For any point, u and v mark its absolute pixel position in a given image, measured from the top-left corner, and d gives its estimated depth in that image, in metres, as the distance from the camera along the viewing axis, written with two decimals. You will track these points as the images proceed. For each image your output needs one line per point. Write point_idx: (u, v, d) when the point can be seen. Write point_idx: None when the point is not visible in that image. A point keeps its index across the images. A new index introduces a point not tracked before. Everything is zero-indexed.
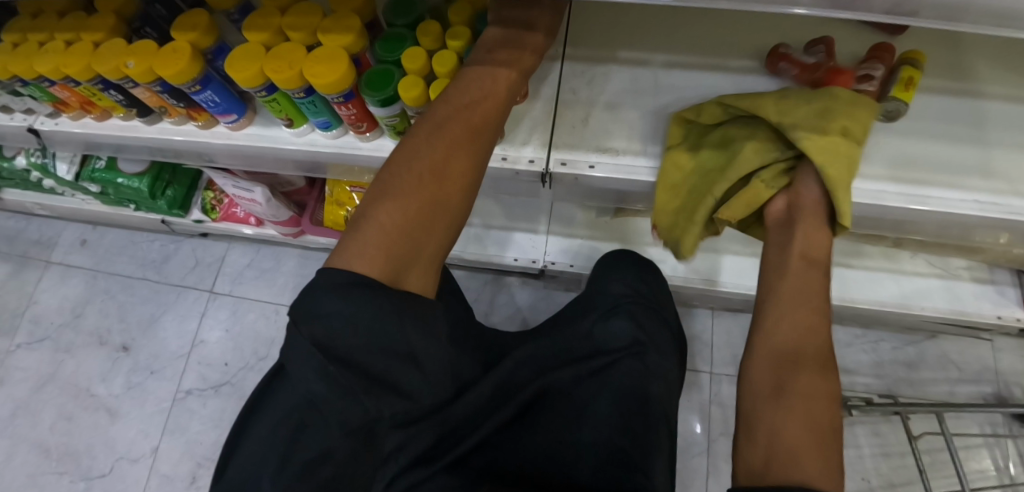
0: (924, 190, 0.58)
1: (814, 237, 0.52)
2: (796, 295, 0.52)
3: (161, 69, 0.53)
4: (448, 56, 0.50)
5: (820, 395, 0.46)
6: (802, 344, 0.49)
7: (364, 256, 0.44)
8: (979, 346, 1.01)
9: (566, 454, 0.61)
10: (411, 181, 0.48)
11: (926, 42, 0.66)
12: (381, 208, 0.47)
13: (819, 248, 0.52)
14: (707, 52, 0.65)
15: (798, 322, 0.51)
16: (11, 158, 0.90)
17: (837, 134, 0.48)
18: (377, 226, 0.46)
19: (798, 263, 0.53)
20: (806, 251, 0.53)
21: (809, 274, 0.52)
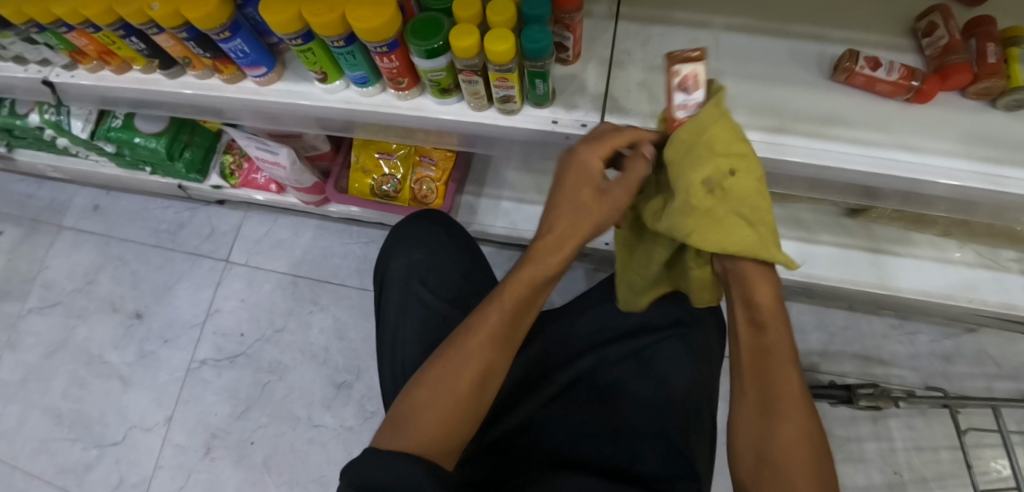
0: (1001, 170, 0.52)
1: (762, 297, 0.39)
2: (755, 350, 0.40)
3: (188, 11, 0.49)
4: (504, 4, 0.46)
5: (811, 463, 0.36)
6: (772, 396, 0.39)
7: (420, 437, 0.42)
8: (1020, 342, 0.96)
9: (582, 447, 0.57)
10: (472, 348, 0.45)
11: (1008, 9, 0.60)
12: (433, 378, 0.45)
13: (764, 299, 0.39)
14: (771, 19, 0.61)
15: (767, 377, 0.39)
16: (24, 115, 0.87)
17: (697, 195, 0.39)
18: (433, 399, 0.44)
19: (745, 319, 0.40)
20: (767, 299, 0.39)
21: (764, 331, 0.39)
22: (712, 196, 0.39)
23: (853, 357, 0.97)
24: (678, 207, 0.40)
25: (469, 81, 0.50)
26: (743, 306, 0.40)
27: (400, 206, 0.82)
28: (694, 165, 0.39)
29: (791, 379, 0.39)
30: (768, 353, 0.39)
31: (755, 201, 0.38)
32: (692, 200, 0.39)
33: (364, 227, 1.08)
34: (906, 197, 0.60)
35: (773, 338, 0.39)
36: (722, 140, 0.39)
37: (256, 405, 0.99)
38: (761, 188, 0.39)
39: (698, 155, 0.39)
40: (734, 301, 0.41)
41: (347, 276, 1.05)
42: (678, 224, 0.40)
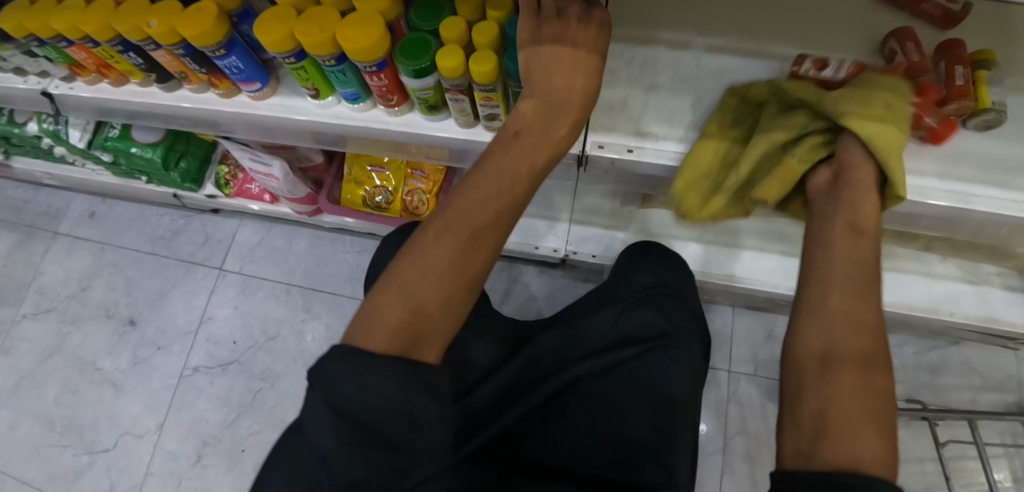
0: (971, 189, 0.55)
1: (868, 211, 0.40)
2: (851, 261, 0.39)
3: (184, 29, 0.50)
4: (489, 26, 0.47)
5: (880, 388, 0.33)
6: (852, 325, 0.36)
7: (389, 330, 0.36)
8: (1004, 354, 0.98)
9: (580, 460, 0.57)
10: (445, 233, 0.39)
11: (986, 28, 0.62)
12: (408, 265, 0.38)
13: (868, 216, 0.40)
14: (751, 40, 0.62)
15: (854, 293, 0.37)
16: (22, 124, 0.88)
17: (877, 98, 0.41)
18: (419, 287, 0.37)
19: (845, 224, 0.40)
20: (871, 219, 0.40)
21: (861, 239, 0.39)
22: (888, 106, 0.41)
23: None
24: (854, 95, 0.42)
25: (456, 100, 0.52)
26: (842, 223, 0.41)
27: (392, 217, 0.83)
28: (877, 84, 0.43)
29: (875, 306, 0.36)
30: (860, 268, 0.38)
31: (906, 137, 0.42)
32: (876, 97, 0.41)
33: (357, 236, 1.09)
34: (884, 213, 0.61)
35: (864, 250, 0.39)
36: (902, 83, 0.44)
37: (248, 412, 1.00)
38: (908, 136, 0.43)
39: (885, 81, 0.43)
40: (837, 214, 0.41)
41: (340, 285, 1.06)
42: (847, 105, 0.41)
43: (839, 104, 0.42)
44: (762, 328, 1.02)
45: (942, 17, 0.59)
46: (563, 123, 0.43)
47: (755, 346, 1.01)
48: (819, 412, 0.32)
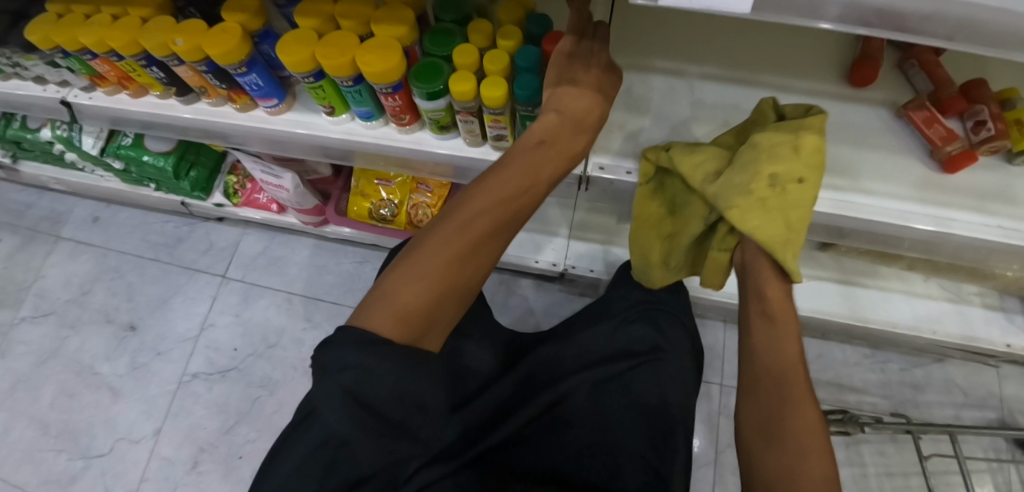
0: (948, 213, 0.58)
1: (773, 293, 0.50)
2: (770, 340, 0.50)
3: (209, 48, 0.53)
4: (500, 54, 0.51)
5: (818, 435, 0.45)
6: (784, 385, 0.48)
7: (392, 315, 0.40)
8: (985, 372, 1.01)
9: (578, 467, 0.60)
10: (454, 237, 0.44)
11: (959, 65, 0.66)
12: (412, 262, 0.43)
13: (776, 299, 0.50)
14: (743, 69, 0.67)
15: (780, 369, 0.49)
16: (36, 130, 0.90)
17: (761, 184, 0.48)
18: (418, 284, 0.42)
19: (758, 313, 0.51)
20: (776, 296, 0.50)
21: (775, 323, 0.50)
22: (772, 188, 0.48)
23: (827, 384, 1.01)
24: (736, 184, 0.49)
25: (465, 121, 0.55)
26: (756, 301, 0.52)
27: (396, 229, 0.86)
28: (774, 158, 0.48)
29: (797, 370, 0.49)
30: (778, 346, 0.50)
31: (804, 212, 0.48)
32: (757, 186, 0.48)
33: (360, 247, 1.12)
34: (867, 235, 0.65)
35: (782, 330, 0.50)
36: (809, 147, 0.47)
37: (246, 419, 1.00)
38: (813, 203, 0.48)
39: (781, 152, 0.48)
40: (751, 299, 0.52)
41: (341, 295, 1.08)
42: (730, 197, 0.49)
43: (727, 198, 0.50)
44: None
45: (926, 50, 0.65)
46: (576, 142, 0.49)
47: None
48: (782, 476, 0.44)
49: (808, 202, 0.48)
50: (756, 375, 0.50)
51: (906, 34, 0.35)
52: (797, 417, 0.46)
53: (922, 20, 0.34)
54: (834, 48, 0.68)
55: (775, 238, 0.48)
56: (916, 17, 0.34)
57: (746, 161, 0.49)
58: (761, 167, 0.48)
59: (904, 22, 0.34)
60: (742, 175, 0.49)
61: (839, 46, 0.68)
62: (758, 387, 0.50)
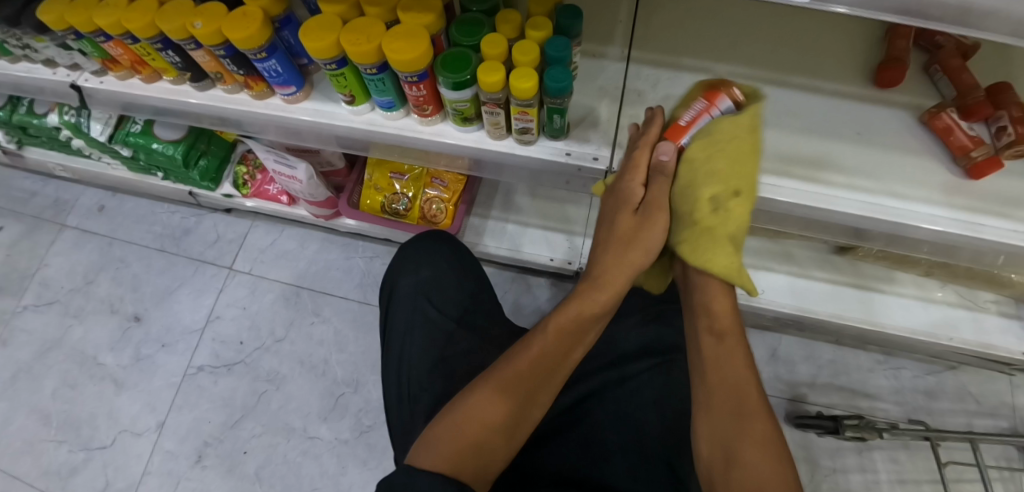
0: (977, 218, 0.57)
1: (719, 308, 0.49)
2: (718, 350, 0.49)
3: (230, 32, 0.52)
4: (530, 45, 0.49)
5: (775, 459, 0.42)
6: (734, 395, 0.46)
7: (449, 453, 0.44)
8: (998, 380, 1.00)
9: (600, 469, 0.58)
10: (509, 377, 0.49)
11: (985, 69, 0.66)
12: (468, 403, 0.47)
13: (721, 308, 0.49)
14: (770, 69, 0.66)
15: (727, 375, 0.47)
16: (43, 115, 0.89)
17: (704, 212, 0.48)
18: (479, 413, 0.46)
19: (706, 330, 0.50)
20: (723, 310, 0.49)
21: (722, 339, 0.49)
22: (716, 214, 0.47)
23: (840, 389, 1.00)
24: (684, 211, 0.50)
25: (491, 113, 0.54)
26: (703, 318, 0.50)
27: (410, 223, 0.85)
28: (708, 179, 0.47)
29: (749, 380, 0.47)
30: (728, 358, 0.48)
31: (743, 222, 0.48)
32: (699, 217, 0.48)
33: (369, 242, 1.10)
34: (891, 237, 0.64)
35: (729, 348, 0.48)
36: (735, 161, 0.46)
37: (251, 414, 0.99)
38: (752, 210, 0.48)
39: (711, 171, 0.47)
40: (697, 314, 0.51)
41: (350, 289, 1.07)
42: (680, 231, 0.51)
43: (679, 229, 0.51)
44: (765, 346, 1.04)
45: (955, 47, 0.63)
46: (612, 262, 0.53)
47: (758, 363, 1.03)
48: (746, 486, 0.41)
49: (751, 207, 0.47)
50: (709, 391, 0.47)
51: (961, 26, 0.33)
52: (752, 434, 0.43)
53: (983, 16, 0.32)
54: (862, 49, 0.67)
55: (731, 267, 0.48)
56: (974, 12, 0.32)
57: (686, 187, 0.49)
58: (699, 190, 0.48)
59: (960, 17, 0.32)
60: (683, 199, 0.50)
61: (868, 48, 0.67)
62: (711, 405, 0.47)
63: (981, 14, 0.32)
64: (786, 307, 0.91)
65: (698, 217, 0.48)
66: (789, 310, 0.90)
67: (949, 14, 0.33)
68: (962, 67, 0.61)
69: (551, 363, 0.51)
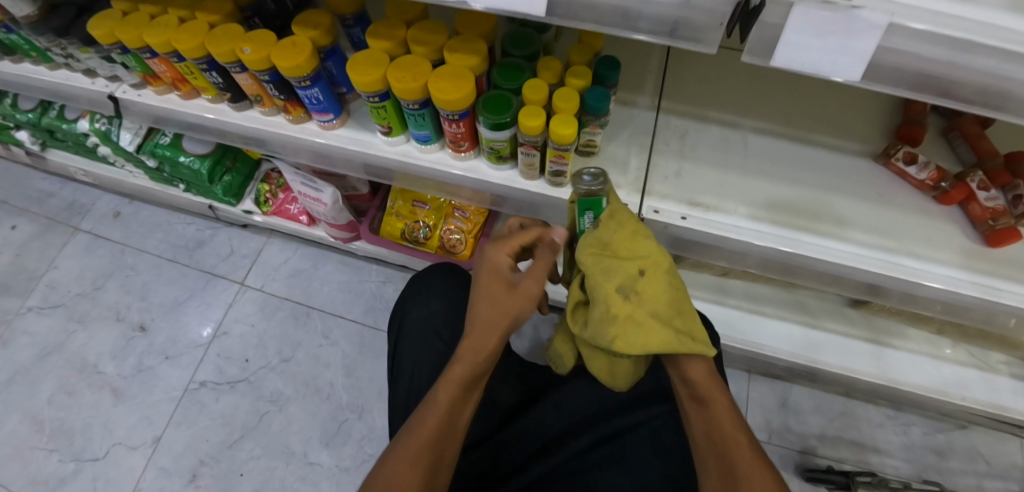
0: (994, 281, 0.58)
1: (695, 373, 0.48)
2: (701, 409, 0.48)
3: (278, 60, 0.53)
4: (570, 93, 0.51)
5: None
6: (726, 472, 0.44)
7: None
8: (1009, 441, 0.99)
9: None
10: (423, 430, 0.47)
11: (1003, 138, 0.67)
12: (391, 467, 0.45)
13: (702, 381, 0.48)
14: (792, 126, 0.67)
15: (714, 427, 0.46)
16: (74, 121, 0.90)
17: (617, 303, 0.47)
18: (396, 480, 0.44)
19: (689, 396, 0.49)
20: (701, 377, 0.48)
21: (706, 403, 0.47)
22: (628, 300, 0.47)
23: (850, 443, 0.99)
24: (601, 317, 0.47)
25: (527, 154, 0.55)
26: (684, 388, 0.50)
27: (428, 252, 0.85)
28: (608, 274, 0.47)
29: (741, 443, 0.45)
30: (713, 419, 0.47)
31: (663, 300, 0.47)
32: (614, 307, 0.46)
33: (384, 266, 1.10)
34: (903, 295, 0.65)
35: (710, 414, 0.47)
36: (625, 248, 0.48)
37: (251, 434, 0.97)
38: (664, 286, 0.48)
39: (611, 266, 0.48)
40: (679, 382, 0.51)
41: (361, 313, 1.06)
42: (603, 332, 0.47)
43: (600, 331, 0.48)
44: (774, 395, 1.03)
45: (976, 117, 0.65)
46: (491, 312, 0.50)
47: (767, 413, 1.02)
48: None
49: (653, 306, 0.47)
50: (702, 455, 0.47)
51: (974, 107, 0.34)
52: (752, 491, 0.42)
53: (1005, 98, 0.33)
54: (880, 111, 0.68)
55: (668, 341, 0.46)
56: (1001, 95, 0.33)
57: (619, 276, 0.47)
58: (604, 283, 0.47)
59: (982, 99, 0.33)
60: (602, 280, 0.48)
61: (886, 110, 0.69)
62: (709, 470, 0.45)
63: (1014, 100, 0.33)
64: (799, 358, 0.90)
65: (614, 316, 0.46)
66: (801, 360, 0.89)
67: (982, 99, 0.34)
68: (982, 135, 0.63)
69: (453, 423, 0.48)
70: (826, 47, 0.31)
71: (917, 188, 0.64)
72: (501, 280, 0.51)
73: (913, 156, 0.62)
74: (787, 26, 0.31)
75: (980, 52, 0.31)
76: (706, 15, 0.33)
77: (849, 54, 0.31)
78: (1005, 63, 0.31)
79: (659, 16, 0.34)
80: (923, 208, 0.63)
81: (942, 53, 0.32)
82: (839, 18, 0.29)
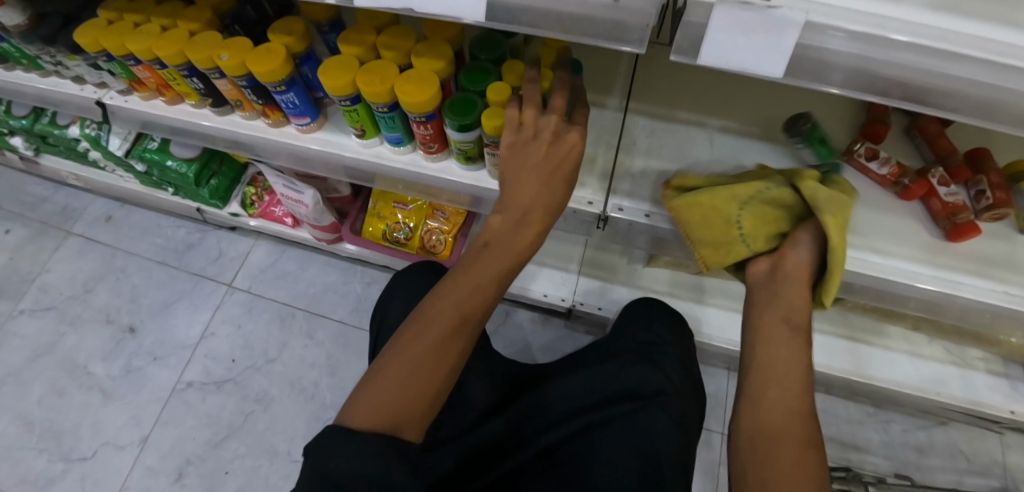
0: (956, 275, 0.60)
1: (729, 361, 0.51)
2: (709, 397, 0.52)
3: (254, 66, 0.55)
4: (532, 95, 0.52)
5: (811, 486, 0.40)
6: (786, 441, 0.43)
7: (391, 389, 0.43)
8: (988, 438, 1.00)
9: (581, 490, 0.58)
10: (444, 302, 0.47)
11: (966, 136, 0.69)
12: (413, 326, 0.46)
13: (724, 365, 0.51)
14: (758, 125, 0.69)
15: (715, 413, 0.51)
16: (65, 126, 0.93)
17: (685, 311, 0.51)
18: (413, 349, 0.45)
19: (783, 324, 0.49)
20: (807, 312, 0.49)
21: (801, 336, 0.48)
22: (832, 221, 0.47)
23: (828, 441, 1.00)
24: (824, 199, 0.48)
25: (493, 154, 0.57)
26: (783, 312, 0.49)
27: (409, 252, 0.87)
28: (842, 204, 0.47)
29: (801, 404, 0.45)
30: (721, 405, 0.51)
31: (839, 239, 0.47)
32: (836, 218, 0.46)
33: (369, 267, 1.12)
34: (874, 292, 0.66)
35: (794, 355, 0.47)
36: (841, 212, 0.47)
37: (236, 434, 0.99)
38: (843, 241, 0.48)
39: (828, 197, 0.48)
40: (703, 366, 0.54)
41: (346, 313, 1.08)
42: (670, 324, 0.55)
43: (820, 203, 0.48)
44: None
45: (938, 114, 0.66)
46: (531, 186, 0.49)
47: None
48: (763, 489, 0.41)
49: (844, 237, 0.47)
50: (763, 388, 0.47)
51: (917, 105, 0.36)
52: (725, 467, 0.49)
53: (940, 94, 0.34)
54: (845, 110, 0.70)
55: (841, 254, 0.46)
56: (935, 92, 0.34)
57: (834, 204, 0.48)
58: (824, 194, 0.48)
59: (921, 95, 0.35)
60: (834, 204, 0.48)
61: (851, 109, 0.70)
62: (770, 402, 0.45)
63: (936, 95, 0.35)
64: None
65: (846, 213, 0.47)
66: None
67: (912, 94, 0.35)
68: (940, 133, 0.65)
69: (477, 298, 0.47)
70: (752, 47, 0.33)
71: (879, 183, 0.65)
72: (547, 146, 0.49)
73: (875, 153, 0.64)
74: (709, 25, 0.33)
75: (899, 48, 0.33)
76: (636, 17, 0.35)
77: (774, 51, 0.33)
78: (925, 57, 0.33)
79: (600, 20, 0.37)
80: (887, 204, 0.65)
81: (867, 51, 0.34)
82: (759, 18, 0.31)
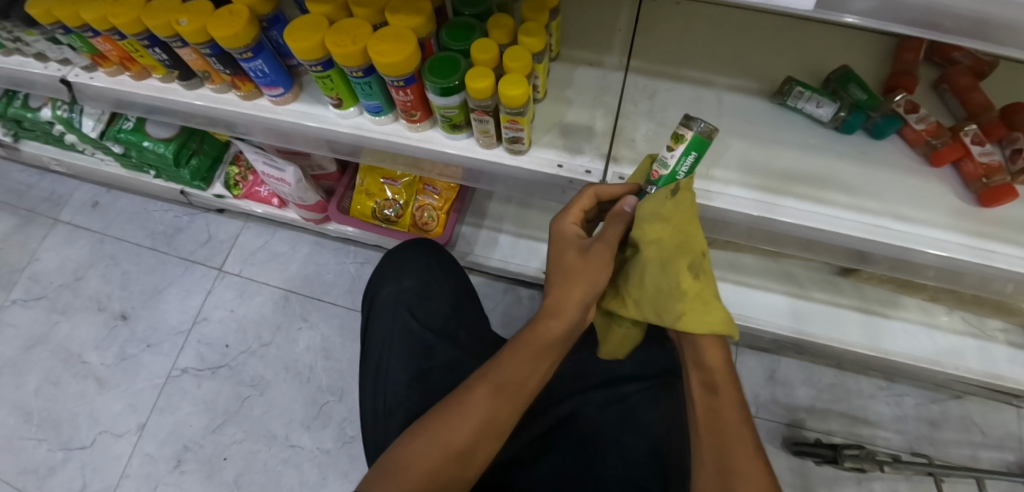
0: (987, 243, 0.54)
1: (712, 360, 0.47)
2: (712, 411, 0.46)
3: (214, 30, 0.50)
4: (521, 52, 0.48)
5: None
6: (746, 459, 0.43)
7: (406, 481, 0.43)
8: (1005, 410, 0.97)
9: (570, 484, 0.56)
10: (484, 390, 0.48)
11: (999, 88, 0.63)
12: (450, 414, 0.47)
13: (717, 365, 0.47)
14: (771, 82, 0.63)
15: (722, 446, 0.44)
16: (36, 108, 0.88)
17: (688, 281, 0.45)
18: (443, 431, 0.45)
19: (700, 382, 0.48)
20: (717, 363, 0.47)
21: (717, 392, 0.46)
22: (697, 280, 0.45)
23: (840, 416, 0.97)
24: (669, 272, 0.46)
25: (480, 120, 0.52)
26: (696, 371, 0.48)
27: (400, 230, 0.83)
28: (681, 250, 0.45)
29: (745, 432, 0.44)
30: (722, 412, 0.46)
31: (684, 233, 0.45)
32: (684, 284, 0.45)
33: (361, 247, 1.08)
34: (892, 262, 0.61)
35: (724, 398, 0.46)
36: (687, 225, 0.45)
37: (233, 419, 0.97)
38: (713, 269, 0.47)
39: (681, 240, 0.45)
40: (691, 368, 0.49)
41: (340, 295, 1.05)
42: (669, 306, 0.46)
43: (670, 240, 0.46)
44: (762, 369, 1.01)
45: (973, 65, 0.61)
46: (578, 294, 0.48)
47: (755, 387, 1.00)
48: None
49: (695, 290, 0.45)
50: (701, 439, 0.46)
51: (951, 36, 0.32)
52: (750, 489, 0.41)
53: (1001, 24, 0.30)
54: (867, 64, 0.64)
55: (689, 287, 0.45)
56: (992, 22, 0.30)
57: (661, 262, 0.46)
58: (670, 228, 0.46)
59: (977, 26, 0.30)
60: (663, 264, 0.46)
61: (874, 63, 0.65)
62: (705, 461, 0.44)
63: (992, 26, 0.31)
64: (785, 328, 0.88)
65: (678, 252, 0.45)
66: (787, 331, 0.87)
67: (965, 27, 0.32)
68: (973, 86, 0.59)
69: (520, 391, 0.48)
70: None
71: (910, 143, 0.60)
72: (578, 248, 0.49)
73: (914, 106, 0.59)
74: None
75: None
76: None
77: None
78: None
79: None
80: (906, 167, 0.59)
81: None
82: None
